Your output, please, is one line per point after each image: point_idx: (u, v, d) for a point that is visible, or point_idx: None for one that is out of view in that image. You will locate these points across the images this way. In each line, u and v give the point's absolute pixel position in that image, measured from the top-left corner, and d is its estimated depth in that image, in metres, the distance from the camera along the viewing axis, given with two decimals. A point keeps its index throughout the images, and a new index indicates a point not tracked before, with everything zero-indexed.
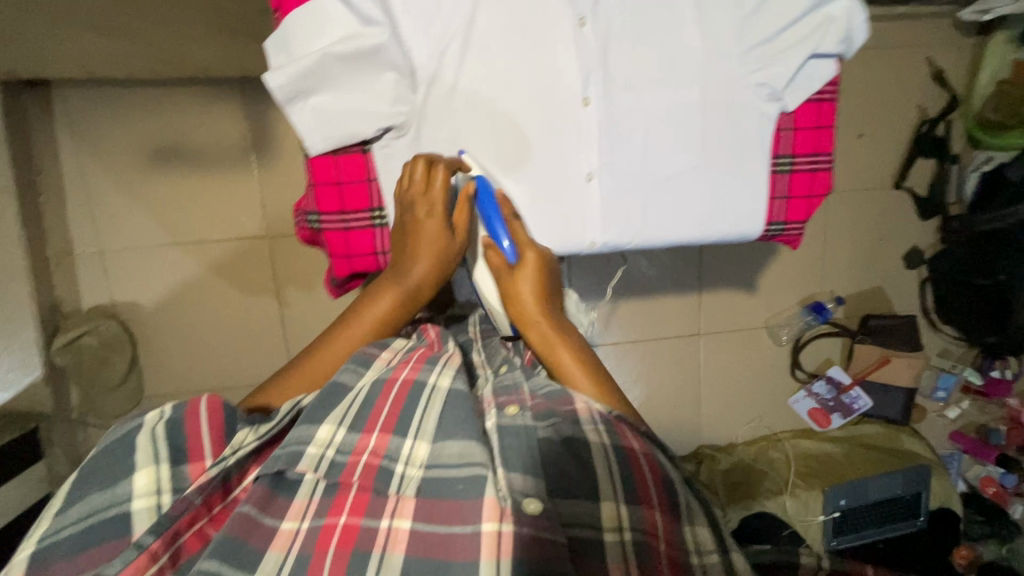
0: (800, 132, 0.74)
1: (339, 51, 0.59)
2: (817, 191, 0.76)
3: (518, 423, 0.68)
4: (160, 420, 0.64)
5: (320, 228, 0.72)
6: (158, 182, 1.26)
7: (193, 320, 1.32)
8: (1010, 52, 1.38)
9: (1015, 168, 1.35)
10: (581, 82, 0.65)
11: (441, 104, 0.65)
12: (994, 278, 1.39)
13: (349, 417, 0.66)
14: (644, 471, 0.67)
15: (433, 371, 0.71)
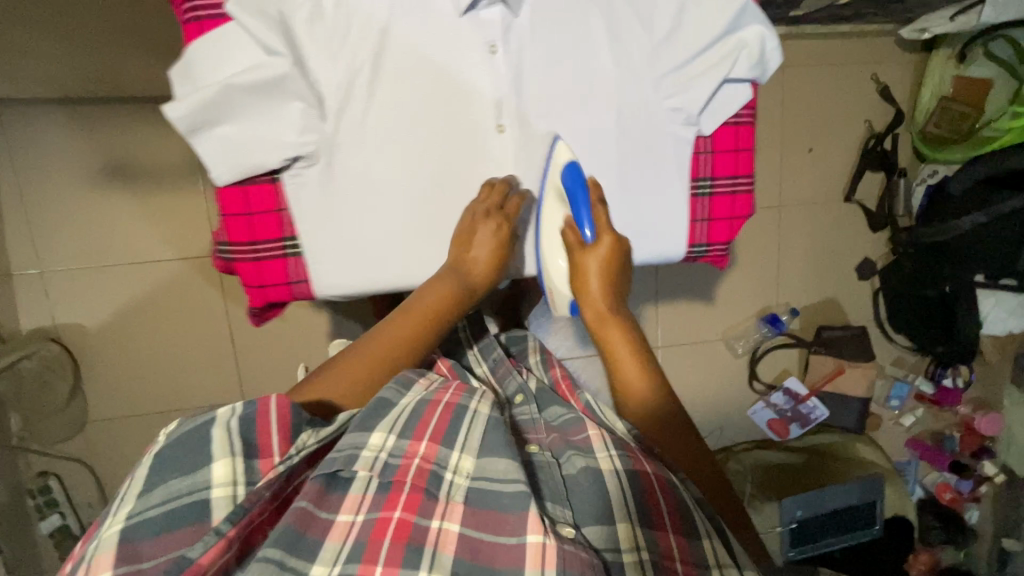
0: (719, 155, 0.75)
1: (239, 82, 0.56)
2: (738, 213, 0.77)
3: (546, 460, 0.70)
4: (233, 415, 0.58)
5: (228, 263, 0.64)
6: (99, 200, 1.22)
7: (141, 341, 1.28)
8: (949, 69, 1.43)
9: (957, 184, 1.37)
10: (495, 110, 0.67)
11: (354, 133, 0.63)
12: (939, 289, 1.44)
13: (399, 426, 0.63)
14: (657, 494, 0.65)
15: (473, 397, 0.69)
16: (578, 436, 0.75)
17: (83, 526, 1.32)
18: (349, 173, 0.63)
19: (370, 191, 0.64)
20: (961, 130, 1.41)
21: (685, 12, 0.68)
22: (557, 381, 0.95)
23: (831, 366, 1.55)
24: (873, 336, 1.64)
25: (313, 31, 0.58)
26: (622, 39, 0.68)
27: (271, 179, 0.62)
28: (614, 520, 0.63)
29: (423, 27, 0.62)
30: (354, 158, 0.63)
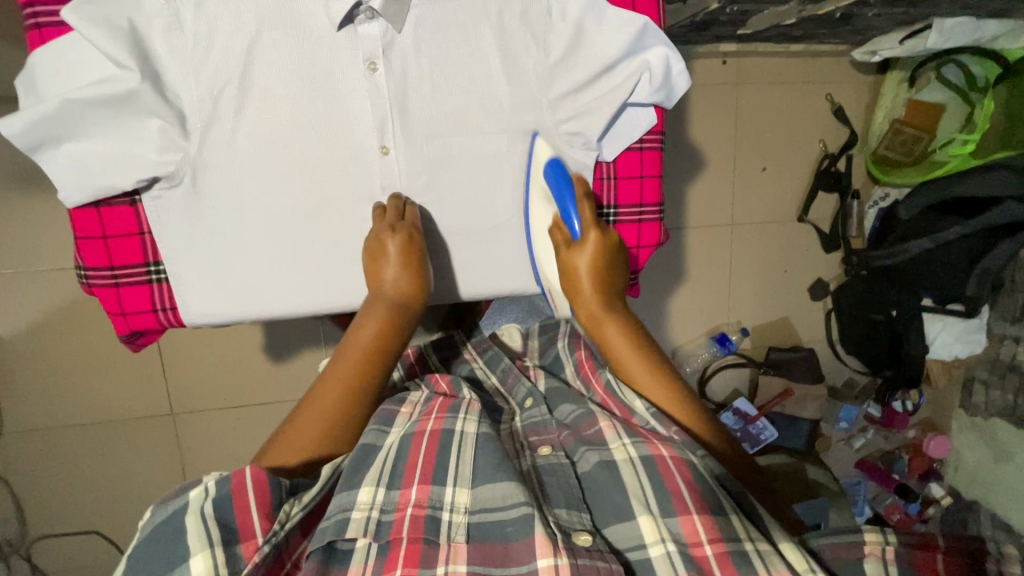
0: (623, 181, 0.74)
1: (81, 97, 0.52)
2: (645, 241, 0.76)
3: (556, 460, 0.67)
4: (208, 497, 0.53)
5: (87, 286, 0.61)
6: (7, 204, 1.14)
7: (56, 351, 1.22)
8: (902, 92, 1.41)
9: (906, 208, 1.38)
10: (377, 131, 0.63)
11: (222, 151, 0.60)
12: (886, 313, 1.44)
13: (386, 476, 0.60)
14: (676, 476, 0.61)
15: (457, 418, 0.67)
16: (592, 430, 0.70)
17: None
18: (216, 193, 0.60)
19: (240, 213, 0.61)
20: (913, 153, 1.40)
21: (582, 33, 0.64)
22: (581, 360, 0.84)
23: (779, 386, 1.53)
24: (825, 356, 1.63)
25: (169, 44, 0.55)
26: (517, 60, 0.65)
27: (130, 201, 0.59)
28: (634, 513, 0.59)
29: (293, 42, 0.59)
30: (221, 178, 0.60)
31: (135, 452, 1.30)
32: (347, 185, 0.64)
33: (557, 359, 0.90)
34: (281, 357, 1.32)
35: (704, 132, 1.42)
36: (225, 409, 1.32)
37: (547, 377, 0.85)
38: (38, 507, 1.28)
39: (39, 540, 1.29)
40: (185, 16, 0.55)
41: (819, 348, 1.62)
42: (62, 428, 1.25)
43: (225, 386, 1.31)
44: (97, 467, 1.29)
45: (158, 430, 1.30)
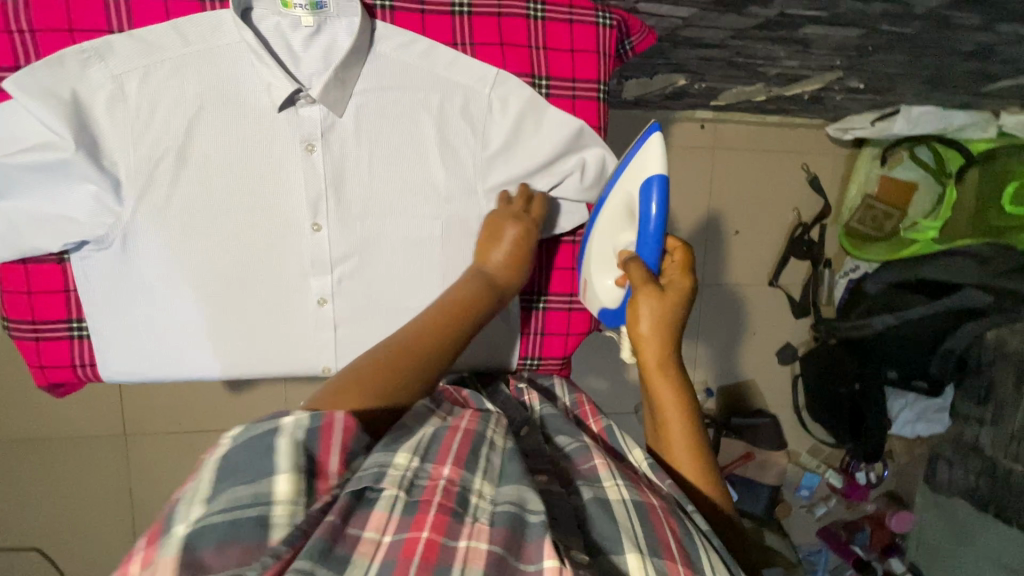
0: (556, 271, 0.79)
1: (15, 162, 0.52)
2: (575, 328, 0.80)
3: (556, 487, 0.56)
4: (299, 424, 0.45)
5: (9, 333, 0.61)
6: None
7: (14, 366, 1.23)
8: (875, 168, 1.43)
9: (873, 283, 1.40)
10: (308, 208, 0.62)
11: (150, 218, 0.59)
12: (850, 387, 1.45)
13: (423, 449, 0.50)
14: (664, 528, 0.53)
15: (488, 427, 0.57)
16: (587, 467, 0.60)
17: None
18: (142, 259, 0.59)
19: (162, 281, 0.60)
20: (883, 229, 1.42)
21: (522, 128, 0.66)
22: (582, 405, 0.76)
23: (739, 449, 1.51)
24: (790, 421, 1.61)
25: (111, 115, 0.56)
26: (456, 150, 0.66)
27: (57, 260, 0.59)
28: (622, 547, 0.49)
29: (233, 118, 0.59)
30: (144, 246, 0.59)
31: (83, 471, 1.29)
32: (271, 258, 0.62)
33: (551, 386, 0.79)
34: (238, 386, 1.32)
35: (678, 192, 1.44)
36: (178, 434, 1.31)
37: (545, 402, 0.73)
38: None
39: None
40: (128, 89, 0.56)
41: (785, 413, 1.61)
42: (14, 443, 1.25)
43: (181, 412, 1.31)
44: (44, 483, 1.28)
45: (108, 451, 1.29)
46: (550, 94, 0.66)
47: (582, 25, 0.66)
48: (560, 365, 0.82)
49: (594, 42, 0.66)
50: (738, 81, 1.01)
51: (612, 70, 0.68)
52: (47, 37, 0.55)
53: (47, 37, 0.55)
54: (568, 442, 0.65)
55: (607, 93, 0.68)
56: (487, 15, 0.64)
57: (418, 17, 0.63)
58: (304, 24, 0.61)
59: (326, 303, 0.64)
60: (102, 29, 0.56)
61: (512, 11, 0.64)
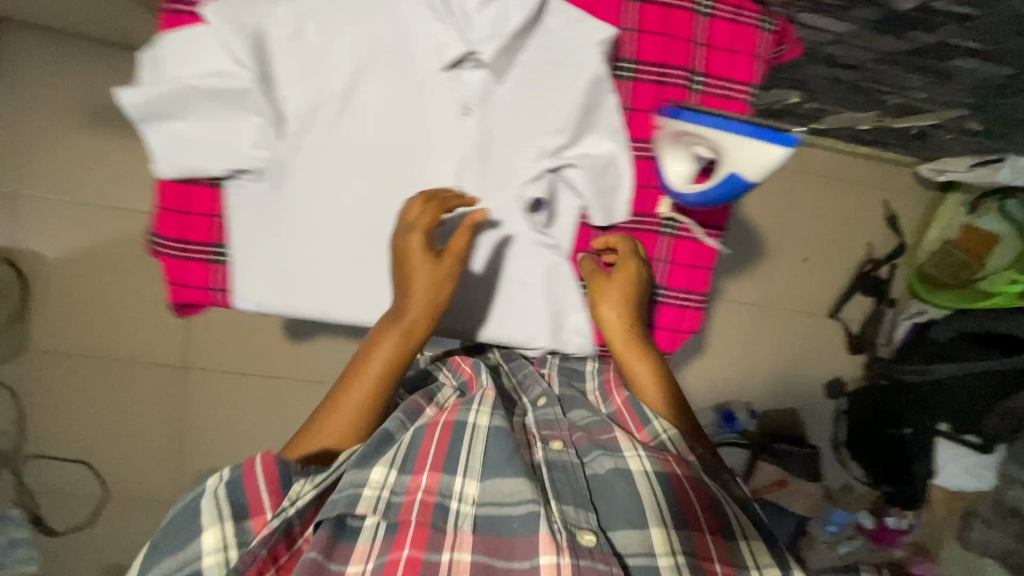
0: (676, 266, 0.82)
1: (195, 84, 0.66)
2: (685, 325, 0.84)
3: (564, 459, 0.68)
4: (220, 482, 0.63)
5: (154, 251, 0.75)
6: (93, 145, 1.22)
7: (98, 286, 1.27)
8: (959, 216, 1.41)
9: (941, 328, 1.37)
10: (457, 165, 0.75)
11: (309, 154, 0.72)
12: (901, 430, 1.43)
13: (400, 459, 0.64)
14: (687, 497, 0.65)
15: (471, 409, 0.70)
16: (605, 436, 0.72)
17: None
18: (302, 188, 0.73)
19: (315, 212, 0.73)
20: (959, 278, 1.40)
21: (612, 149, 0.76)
22: (607, 378, 0.82)
23: (775, 475, 1.44)
24: (827, 456, 1.58)
25: (282, 55, 0.69)
26: (598, 132, 0.76)
27: (215, 185, 0.73)
28: (647, 524, 0.63)
29: (396, 77, 0.73)
30: (309, 177, 0.73)
31: (139, 394, 1.33)
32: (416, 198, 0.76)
33: (580, 371, 0.85)
34: (299, 339, 1.36)
35: (755, 210, 1.43)
36: (232, 374, 1.35)
37: (562, 384, 0.82)
38: (39, 424, 1.31)
39: (32, 457, 1.32)
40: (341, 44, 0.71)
41: (824, 447, 1.58)
42: (83, 356, 1.30)
43: (241, 354, 1.35)
44: (103, 399, 1.32)
45: (166, 379, 1.33)
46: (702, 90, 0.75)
47: (744, 27, 0.76)
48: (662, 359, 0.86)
49: (752, 45, 0.76)
50: (851, 106, 1.00)
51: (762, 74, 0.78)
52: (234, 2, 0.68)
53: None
54: (572, 415, 0.76)
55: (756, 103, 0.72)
56: (657, 10, 0.75)
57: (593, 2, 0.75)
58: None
59: (446, 254, 0.75)
60: None
61: (683, 8, 0.75)
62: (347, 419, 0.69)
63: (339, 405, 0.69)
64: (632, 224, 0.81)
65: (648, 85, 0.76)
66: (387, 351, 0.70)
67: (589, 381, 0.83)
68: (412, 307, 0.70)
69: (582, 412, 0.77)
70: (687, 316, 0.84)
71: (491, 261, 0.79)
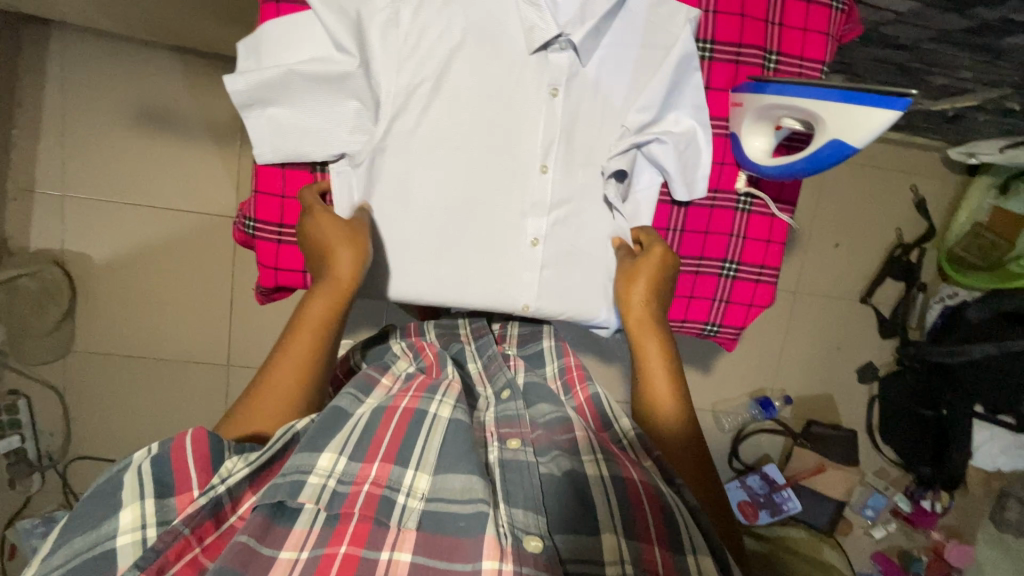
0: (750, 241, 0.81)
1: (303, 69, 0.65)
2: (758, 300, 0.84)
3: (520, 456, 0.62)
4: (147, 455, 0.53)
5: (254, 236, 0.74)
6: (136, 144, 1.23)
7: (143, 286, 1.29)
8: (988, 198, 1.43)
9: (974, 310, 1.39)
10: (542, 150, 0.71)
11: (399, 139, 0.70)
12: (937, 411, 1.45)
13: (351, 445, 0.59)
14: (642, 508, 0.57)
15: (433, 400, 0.66)
16: (564, 435, 0.65)
17: (40, 453, 1.29)
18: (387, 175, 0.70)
19: (402, 201, 0.71)
20: (988, 260, 1.42)
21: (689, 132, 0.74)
22: (569, 368, 0.78)
23: (812, 460, 1.48)
24: (861, 440, 1.59)
25: (384, 37, 0.66)
26: (678, 110, 0.74)
27: (311, 168, 0.73)
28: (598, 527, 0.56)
29: (490, 57, 0.69)
30: (391, 165, 0.70)
31: (185, 393, 1.34)
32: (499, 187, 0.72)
33: (541, 355, 0.83)
34: None
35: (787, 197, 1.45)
36: None
37: (527, 371, 0.78)
38: (84, 426, 1.31)
39: (76, 459, 1.32)
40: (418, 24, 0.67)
41: (857, 432, 1.59)
42: (128, 356, 1.31)
43: None
44: (148, 400, 1.33)
45: (210, 379, 1.34)
46: (778, 68, 0.74)
47: (817, 6, 0.74)
48: (734, 336, 0.86)
49: (826, 23, 0.74)
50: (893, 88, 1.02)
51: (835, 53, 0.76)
52: None
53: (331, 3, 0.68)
54: (533, 409, 0.71)
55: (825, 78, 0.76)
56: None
57: None
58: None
59: (538, 244, 0.73)
60: None
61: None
62: (285, 389, 0.62)
63: (269, 374, 0.63)
64: (708, 200, 0.79)
65: (726, 65, 0.74)
66: (314, 313, 0.65)
67: (548, 365, 0.80)
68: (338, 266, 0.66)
69: (543, 406, 0.71)
70: (760, 290, 0.84)
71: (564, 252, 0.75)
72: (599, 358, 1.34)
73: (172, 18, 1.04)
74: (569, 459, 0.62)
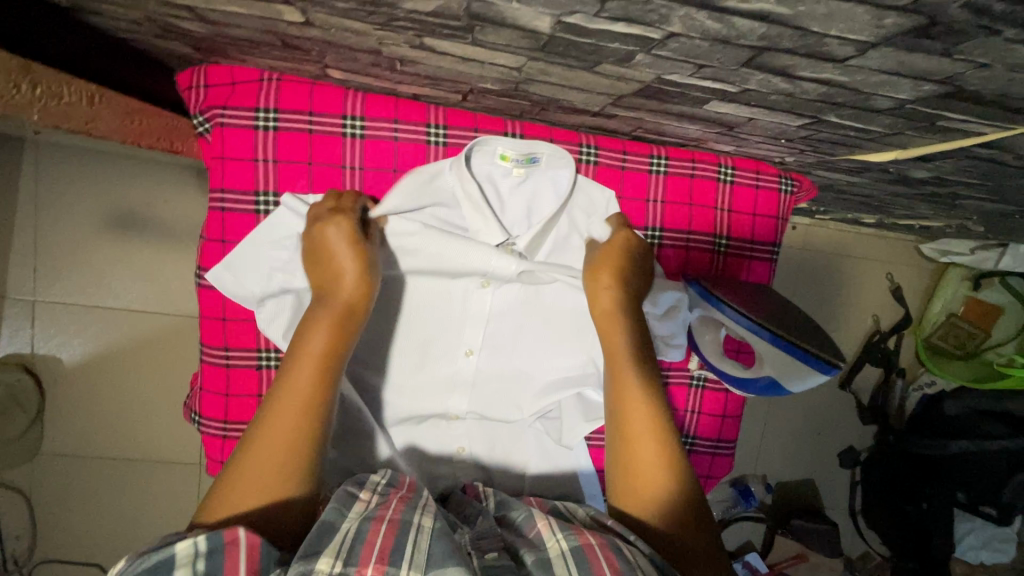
0: (705, 415, 0.83)
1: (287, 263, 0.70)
2: (717, 471, 0.85)
3: (505, 564, 0.51)
4: (197, 557, 0.44)
5: (199, 429, 0.79)
6: (107, 248, 1.22)
7: (111, 388, 1.27)
8: (962, 288, 1.44)
9: (952, 403, 1.39)
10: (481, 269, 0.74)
11: None
12: (918, 505, 1.42)
13: (344, 551, 0.48)
14: (602, 564, 0.49)
15: (417, 510, 0.55)
16: (533, 532, 0.56)
17: (4, 558, 1.27)
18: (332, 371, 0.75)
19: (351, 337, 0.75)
20: (965, 348, 1.45)
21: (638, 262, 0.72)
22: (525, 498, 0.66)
23: (792, 549, 1.46)
24: (844, 524, 1.57)
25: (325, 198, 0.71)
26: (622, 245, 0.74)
27: (254, 367, 0.77)
28: None
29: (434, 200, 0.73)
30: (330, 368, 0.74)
31: (154, 493, 1.32)
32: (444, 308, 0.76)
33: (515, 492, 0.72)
34: None
35: None
36: None
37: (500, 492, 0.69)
38: (53, 530, 1.29)
39: (43, 563, 1.29)
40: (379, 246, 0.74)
41: (840, 517, 1.58)
42: (98, 458, 1.29)
43: None
44: (118, 502, 1.31)
45: (182, 478, 1.32)
46: (729, 251, 0.77)
47: (766, 189, 0.77)
48: None
49: (775, 205, 0.77)
50: (859, 211, 1.03)
51: (785, 230, 0.79)
52: (283, 169, 0.72)
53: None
54: (504, 517, 0.61)
55: (777, 254, 0.79)
56: (680, 175, 0.75)
57: (618, 172, 0.74)
58: (514, 173, 0.71)
59: (472, 354, 0.76)
60: (336, 162, 0.73)
61: (705, 172, 0.75)
62: (257, 483, 0.52)
63: (253, 442, 0.54)
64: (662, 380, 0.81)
65: (674, 252, 0.77)
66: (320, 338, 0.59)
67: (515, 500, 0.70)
68: (347, 278, 0.63)
69: (516, 509, 0.62)
70: (719, 461, 0.85)
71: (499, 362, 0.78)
72: None
73: None
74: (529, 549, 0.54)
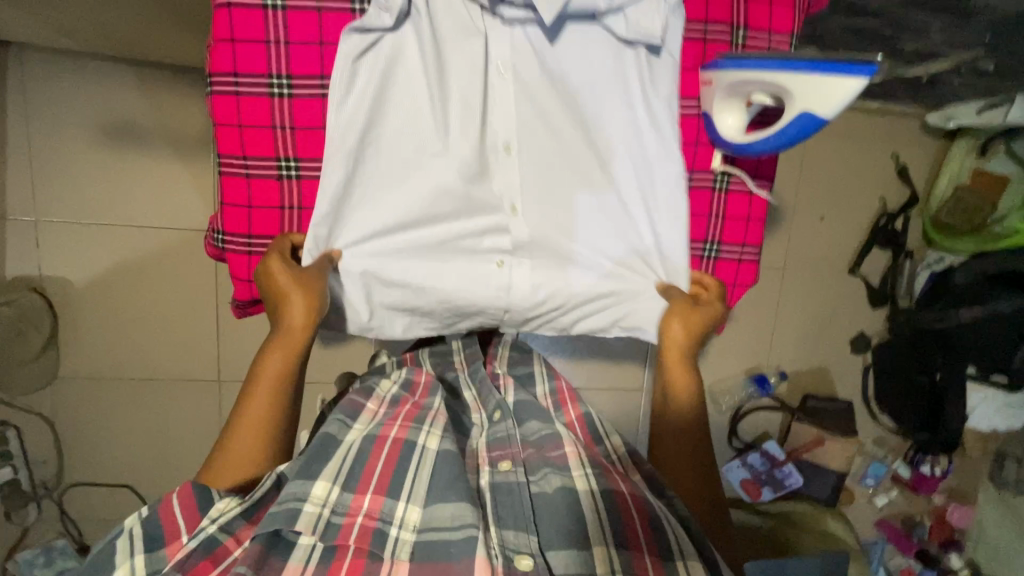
0: (729, 221, 0.87)
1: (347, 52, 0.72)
2: (741, 280, 0.90)
3: (509, 481, 0.68)
4: (138, 519, 0.58)
5: (223, 247, 0.80)
6: (106, 162, 1.21)
7: (124, 307, 1.26)
8: (969, 160, 1.44)
9: (960, 274, 1.40)
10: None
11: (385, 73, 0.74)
12: (931, 375, 1.45)
13: (343, 475, 0.64)
14: (633, 516, 0.64)
15: (422, 430, 0.71)
16: (555, 453, 0.73)
17: (34, 483, 1.27)
18: (373, 166, 0.77)
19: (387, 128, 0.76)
20: (972, 222, 1.42)
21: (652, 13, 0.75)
22: (560, 388, 0.88)
23: (810, 435, 1.50)
24: (858, 411, 1.59)
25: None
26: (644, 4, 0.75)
27: (275, 178, 0.78)
28: (591, 546, 0.62)
29: None
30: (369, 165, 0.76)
31: (176, 412, 1.32)
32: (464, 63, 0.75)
33: (531, 375, 0.92)
34: (328, 344, 1.30)
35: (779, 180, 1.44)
36: None
37: (518, 389, 0.85)
38: (79, 454, 1.30)
39: (73, 487, 1.30)
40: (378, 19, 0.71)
41: (854, 402, 1.59)
42: (116, 380, 1.29)
43: None
44: (142, 424, 1.31)
45: (204, 396, 1.33)
46: (747, 43, 0.81)
47: None
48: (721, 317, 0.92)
49: None
50: None
51: (801, 24, 0.83)
52: None
53: (322, 19, 0.73)
54: (523, 428, 0.78)
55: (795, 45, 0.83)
56: None
57: None
58: None
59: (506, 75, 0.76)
60: None
61: None
62: (249, 444, 0.69)
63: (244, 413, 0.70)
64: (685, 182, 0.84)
65: (694, 42, 0.80)
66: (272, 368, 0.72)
67: (540, 385, 0.89)
68: (291, 316, 0.73)
69: (535, 423, 0.79)
70: (743, 269, 0.90)
71: (531, 101, 0.77)
72: (598, 359, 1.41)
73: (130, 33, 1.01)
74: (537, 462, 0.72)
